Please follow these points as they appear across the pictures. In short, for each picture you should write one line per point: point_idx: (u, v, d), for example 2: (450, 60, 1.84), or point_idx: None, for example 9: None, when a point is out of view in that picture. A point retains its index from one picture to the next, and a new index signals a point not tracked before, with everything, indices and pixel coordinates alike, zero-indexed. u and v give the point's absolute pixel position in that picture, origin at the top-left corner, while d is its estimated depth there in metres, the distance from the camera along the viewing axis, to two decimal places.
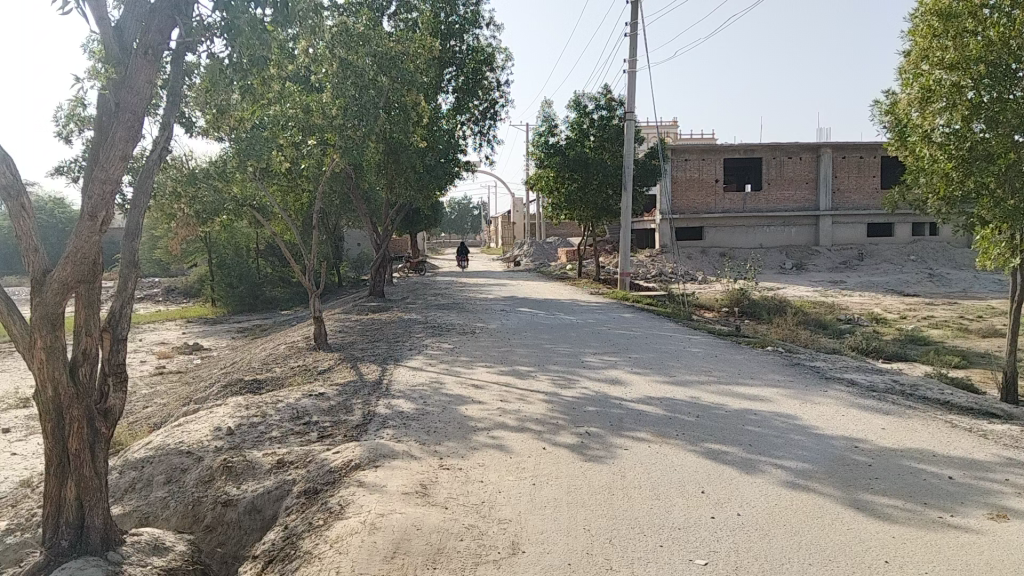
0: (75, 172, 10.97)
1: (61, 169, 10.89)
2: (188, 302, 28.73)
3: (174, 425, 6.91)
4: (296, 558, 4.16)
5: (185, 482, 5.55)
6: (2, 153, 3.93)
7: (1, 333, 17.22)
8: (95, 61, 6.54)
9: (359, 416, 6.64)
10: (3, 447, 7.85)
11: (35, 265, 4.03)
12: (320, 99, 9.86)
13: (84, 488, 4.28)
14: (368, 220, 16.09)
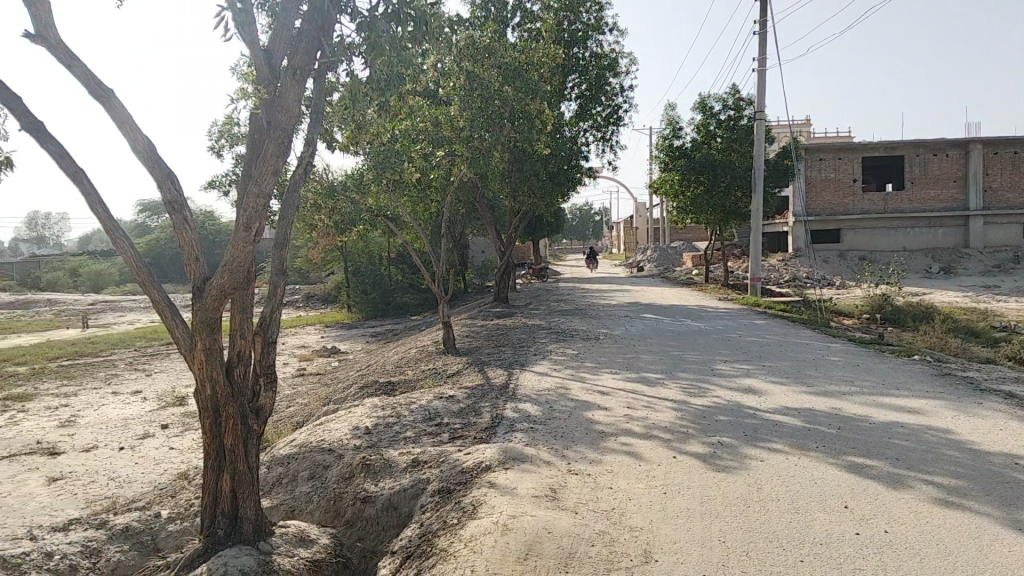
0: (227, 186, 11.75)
1: (214, 183, 11.72)
2: (325, 307, 30.18)
3: (315, 424, 7.27)
4: (432, 555, 4.26)
5: (327, 478, 5.83)
6: (167, 170, 4.27)
7: (162, 336, 18.72)
8: (247, 83, 6.99)
9: (488, 419, 6.74)
10: (163, 441, 8.50)
11: (196, 272, 4.36)
12: (449, 112, 10.16)
13: (238, 481, 4.58)
14: (493, 228, 16.36)
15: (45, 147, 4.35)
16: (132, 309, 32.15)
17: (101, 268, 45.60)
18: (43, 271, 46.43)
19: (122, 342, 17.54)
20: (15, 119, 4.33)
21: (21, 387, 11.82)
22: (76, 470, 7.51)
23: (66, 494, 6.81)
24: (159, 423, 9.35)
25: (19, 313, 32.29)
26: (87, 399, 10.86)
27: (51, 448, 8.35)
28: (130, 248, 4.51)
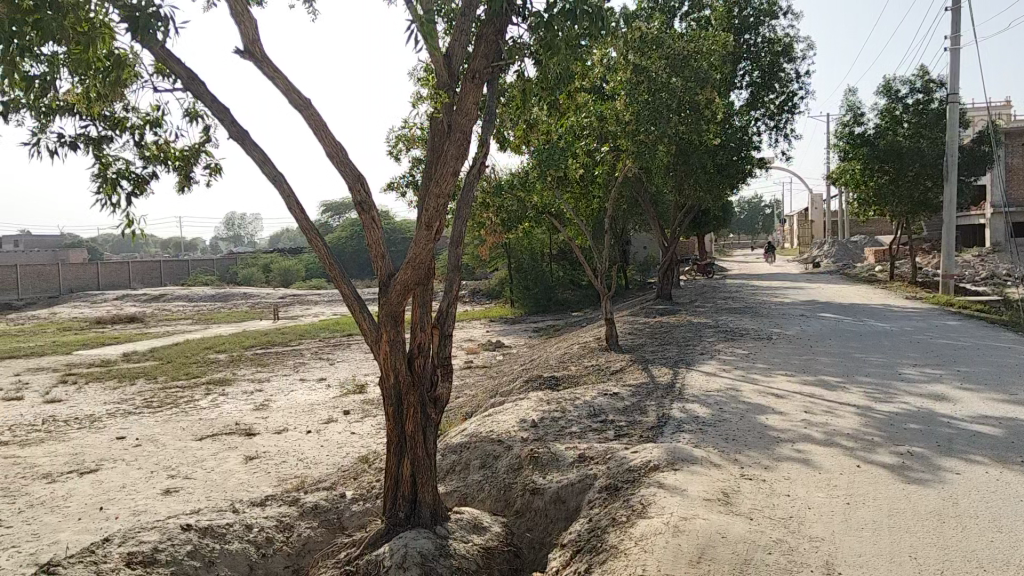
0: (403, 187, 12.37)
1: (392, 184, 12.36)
2: (490, 302, 31.05)
3: (484, 416, 7.50)
4: (603, 551, 4.29)
5: (497, 468, 5.99)
6: (358, 172, 4.57)
7: (343, 327, 20.02)
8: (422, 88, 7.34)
9: (654, 418, 6.68)
10: (345, 426, 9.10)
11: (383, 269, 4.67)
12: (615, 107, 10.18)
13: (417, 467, 4.83)
14: (658, 223, 16.15)
15: (248, 153, 4.79)
16: (315, 301, 34.64)
17: (288, 264, 49.45)
18: (240, 268, 51.08)
19: (307, 333, 18.95)
20: (224, 130, 4.78)
21: (222, 373, 13.06)
22: (269, 450, 8.19)
23: (261, 471, 7.45)
24: (342, 408, 10.02)
25: (220, 305, 35.69)
26: (278, 385, 11.83)
27: (248, 429, 9.17)
28: (322, 247, 4.88)
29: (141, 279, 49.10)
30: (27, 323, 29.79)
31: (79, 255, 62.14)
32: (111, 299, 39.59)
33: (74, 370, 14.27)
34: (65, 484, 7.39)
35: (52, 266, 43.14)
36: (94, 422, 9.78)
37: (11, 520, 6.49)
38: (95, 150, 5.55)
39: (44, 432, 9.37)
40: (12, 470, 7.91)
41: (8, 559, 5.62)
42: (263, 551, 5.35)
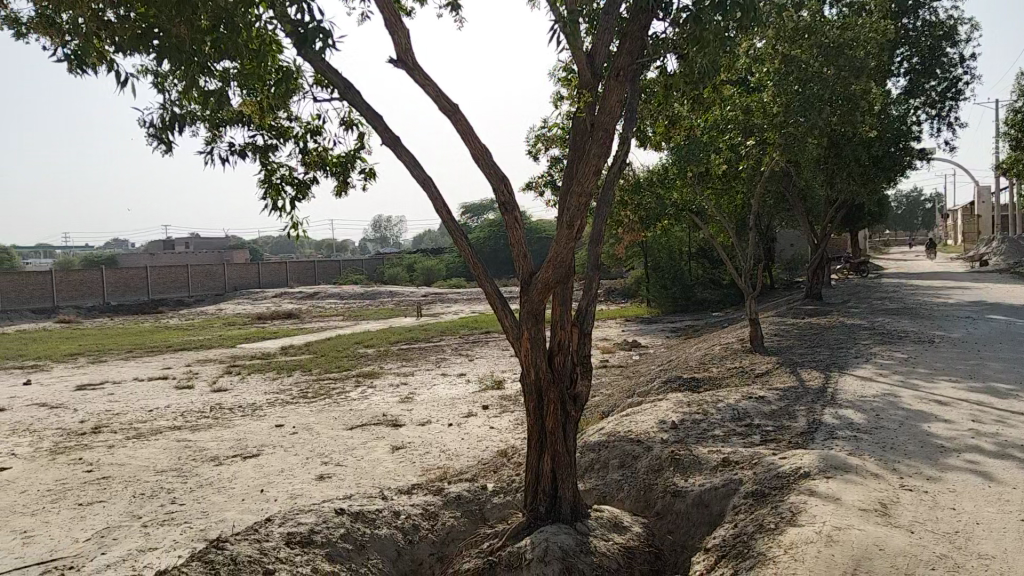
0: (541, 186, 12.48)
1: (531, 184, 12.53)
2: (627, 301, 30.73)
3: (624, 415, 7.46)
4: (750, 557, 4.16)
5: (637, 468, 5.94)
6: (502, 173, 4.66)
7: (481, 325, 20.47)
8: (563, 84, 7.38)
9: (803, 423, 6.41)
10: (485, 420, 9.31)
11: (525, 268, 4.75)
12: (761, 98, 9.89)
13: (557, 463, 4.87)
14: (805, 219, 15.46)
15: (398, 158, 4.99)
16: (456, 299, 35.59)
17: (430, 263, 51.01)
18: (384, 268, 53.27)
19: (448, 330, 19.52)
20: (377, 136, 5.01)
21: (370, 366, 13.70)
22: (414, 441, 8.50)
23: (407, 461, 7.75)
24: (481, 403, 10.25)
25: (368, 303, 37.35)
26: (422, 379, 12.27)
27: (394, 420, 9.56)
28: (466, 245, 5.02)
29: (296, 278, 52.23)
30: (199, 318, 32.40)
31: (242, 255, 66.93)
32: (270, 296, 42.34)
33: (238, 361, 15.41)
34: (231, 467, 7.99)
35: (219, 266, 46.64)
36: (256, 411, 10.51)
37: (185, 497, 7.10)
38: (262, 158, 5.92)
39: (213, 419, 10.18)
40: (185, 452, 8.65)
41: (182, 534, 6.15)
42: (409, 538, 5.57)
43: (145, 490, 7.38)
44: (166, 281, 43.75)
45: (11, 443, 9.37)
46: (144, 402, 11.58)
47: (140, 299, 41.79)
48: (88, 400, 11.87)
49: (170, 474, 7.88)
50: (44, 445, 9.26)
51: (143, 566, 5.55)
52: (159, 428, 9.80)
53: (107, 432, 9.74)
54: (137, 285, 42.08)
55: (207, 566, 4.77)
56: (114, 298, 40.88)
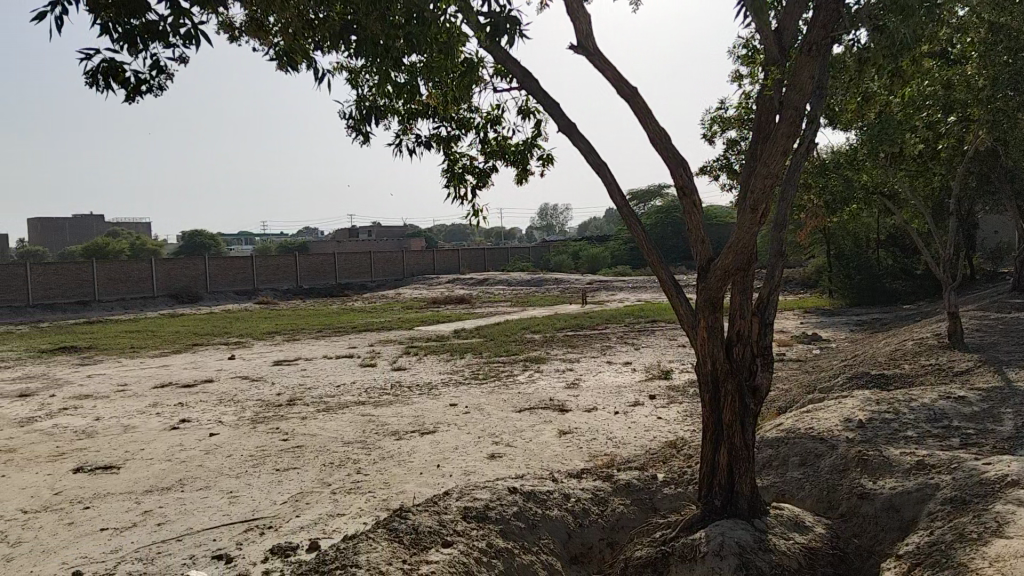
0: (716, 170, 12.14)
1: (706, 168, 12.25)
2: (806, 291, 29.25)
3: (804, 411, 7.14)
4: (949, 568, 3.86)
5: (819, 467, 5.67)
6: (681, 157, 4.58)
7: (649, 314, 20.26)
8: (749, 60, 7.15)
9: (1011, 427, 5.84)
10: (653, 409, 9.23)
11: (703, 255, 4.65)
12: (964, 72, 9.14)
13: (734, 457, 4.73)
14: (1016, 203, 14.00)
15: (575, 146, 5.01)
16: (623, 287, 35.37)
17: (596, 251, 50.97)
18: (550, 255, 53.86)
19: (616, 318, 19.48)
20: (554, 123, 5.07)
21: (538, 351, 13.94)
22: (581, 426, 8.58)
23: (575, 446, 7.82)
24: (649, 392, 10.16)
25: (536, 289, 37.90)
26: (588, 366, 12.33)
27: (562, 405, 9.68)
28: (641, 231, 4.98)
29: (467, 265, 54.00)
30: (379, 301, 34.32)
31: (418, 243, 70.07)
32: (442, 282, 44.07)
33: (415, 342, 16.19)
34: (409, 442, 8.43)
35: (397, 253, 49.10)
36: (432, 390, 11.01)
37: (369, 468, 7.58)
38: (446, 148, 6.12)
39: (393, 396, 10.78)
40: (368, 426, 9.21)
41: (366, 502, 6.58)
42: (580, 521, 5.63)
43: (333, 460, 7.95)
44: (351, 267, 46.66)
45: (219, 411, 10.40)
46: (332, 377, 12.46)
47: (327, 283, 44.88)
48: (284, 375, 12.93)
49: (355, 445, 8.44)
50: (246, 413, 10.21)
51: (332, 529, 5.99)
52: (344, 403, 10.51)
53: (300, 404, 10.58)
54: (325, 270, 45.16)
55: (392, 533, 5.07)
56: (306, 282, 44.17)
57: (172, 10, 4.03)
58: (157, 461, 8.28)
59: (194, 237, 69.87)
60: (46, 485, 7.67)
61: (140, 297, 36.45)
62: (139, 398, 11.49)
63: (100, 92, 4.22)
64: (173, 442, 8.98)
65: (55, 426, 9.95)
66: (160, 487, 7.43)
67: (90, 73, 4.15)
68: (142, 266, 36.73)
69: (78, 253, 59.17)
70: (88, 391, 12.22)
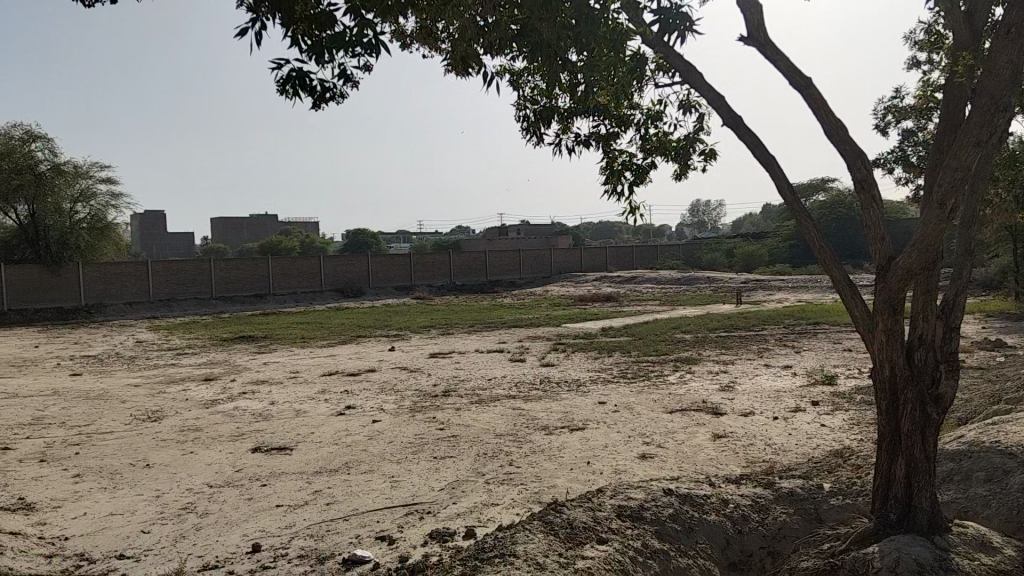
0: (891, 162, 11.40)
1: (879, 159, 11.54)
2: (990, 294, 26.84)
3: (988, 423, 6.56)
4: None
5: (1009, 484, 5.20)
6: (858, 150, 4.36)
7: (809, 315, 19.33)
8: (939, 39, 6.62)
9: None
10: (814, 416, 8.81)
11: (882, 252, 4.39)
12: None
13: (914, 469, 4.44)
14: None
15: (741, 139, 4.87)
16: (781, 287, 33.87)
17: (752, 249, 49.15)
18: (704, 254, 52.70)
19: (774, 319, 18.72)
20: (719, 117, 4.94)
21: (690, 351, 13.66)
22: (737, 431, 8.32)
23: (731, 450, 7.60)
24: (810, 398, 9.70)
25: (687, 288, 37.07)
26: (743, 368, 11.94)
27: (717, 407, 9.44)
28: (811, 227, 4.77)
29: (615, 263, 53.74)
30: (529, 298, 34.75)
31: (566, 241, 70.41)
32: (589, 280, 44.06)
33: (565, 340, 16.31)
34: (560, 437, 8.51)
35: (546, 251, 49.64)
36: (583, 387, 11.05)
37: (521, 461, 7.71)
38: (605, 146, 6.10)
39: (543, 391, 10.91)
40: (520, 420, 9.38)
41: (519, 494, 6.70)
42: (739, 528, 5.47)
43: (486, 451, 8.15)
44: (503, 264, 47.66)
45: (380, 400, 10.93)
46: (484, 371, 12.79)
47: (479, 280, 46.06)
48: (439, 367, 13.39)
49: (507, 438, 8.61)
50: (405, 403, 10.67)
51: (487, 518, 6.14)
52: (497, 396, 10.75)
53: (454, 396, 10.93)
54: (477, 267, 46.34)
55: (548, 526, 5.14)
56: (459, 278, 45.51)
57: (356, 21, 4.28)
58: (325, 444, 8.82)
59: (358, 235, 73.82)
60: (228, 462, 8.37)
61: (310, 291, 39.01)
62: (308, 385, 12.28)
63: (290, 100, 4.50)
64: (340, 427, 9.53)
65: (236, 408, 10.84)
66: (329, 469, 7.91)
67: (283, 83, 4.45)
68: (312, 262, 39.23)
69: (257, 250, 64.03)
70: (264, 377, 13.21)
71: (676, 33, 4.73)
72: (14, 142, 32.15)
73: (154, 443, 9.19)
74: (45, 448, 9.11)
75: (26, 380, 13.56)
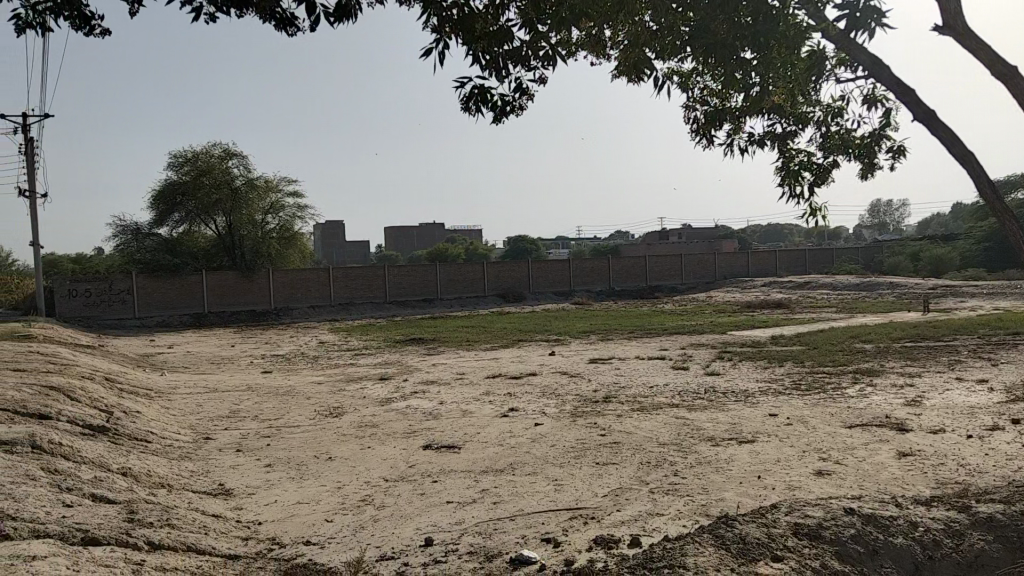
0: None
1: None
2: None
3: None
4: None
5: None
6: None
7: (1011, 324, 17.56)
8: None
9: None
10: (1016, 436, 8.01)
11: None
12: None
13: None
14: None
15: (933, 133, 4.56)
16: (976, 293, 30.92)
17: (940, 252, 45.31)
18: (884, 258, 49.33)
19: (967, 329, 17.15)
20: (908, 110, 4.65)
21: (870, 363, 12.83)
22: (925, 450, 7.72)
23: (917, 470, 7.08)
24: (1010, 416, 8.83)
25: (864, 295, 34.77)
26: (931, 382, 11.05)
27: (900, 424, 8.82)
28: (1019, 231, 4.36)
29: (783, 269, 51.41)
30: (691, 304, 33.92)
31: (730, 246, 68.09)
32: (756, 286, 42.42)
33: (731, 348, 15.81)
34: (728, 449, 8.27)
35: (710, 256, 48.37)
36: (751, 398, 10.69)
37: (687, 471, 7.56)
38: (781, 146, 5.88)
39: (709, 401, 10.64)
40: (684, 429, 9.21)
41: (685, 505, 6.58)
42: (930, 553, 5.09)
43: (650, 459, 8.07)
44: (665, 269, 46.94)
45: (543, 403, 11.11)
46: (646, 378, 12.67)
47: (639, 286, 45.62)
48: (601, 373, 13.40)
49: (672, 447, 8.48)
50: (567, 407, 10.77)
51: (652, 528, 6.08)
52: (659, 404, 10.61)
53: (616, 402, 10.91)
54: (637, 272, 45.91)
55: (718, 540, 5.01)
56: (618, 284, 45.29)
57: (533, 35, 4.49)
58: (491, 444, 9.07)
59: (519, 242, 75.43)
60: (402, 458, 8.81)
61: (474, 296, 40.24)
62: (474, 386, 12.70)
63: (471, 115, 4.72)
64: (505, 429, 9.77)
65: (407, 407, 11.39)
66: (495, 469, 8.14)
67: (465, 99, 4.68)
68: (476, 268, 40.47)
69: (424, 260, 66.80)
70: (433, 378, 13.80)
71: (864, 26, 4.53)
72: (214, 159, 35.47)
73: (336, 438, 9.85)
74: (241, 438, 9.99)
75: (223, 376, 14.94)
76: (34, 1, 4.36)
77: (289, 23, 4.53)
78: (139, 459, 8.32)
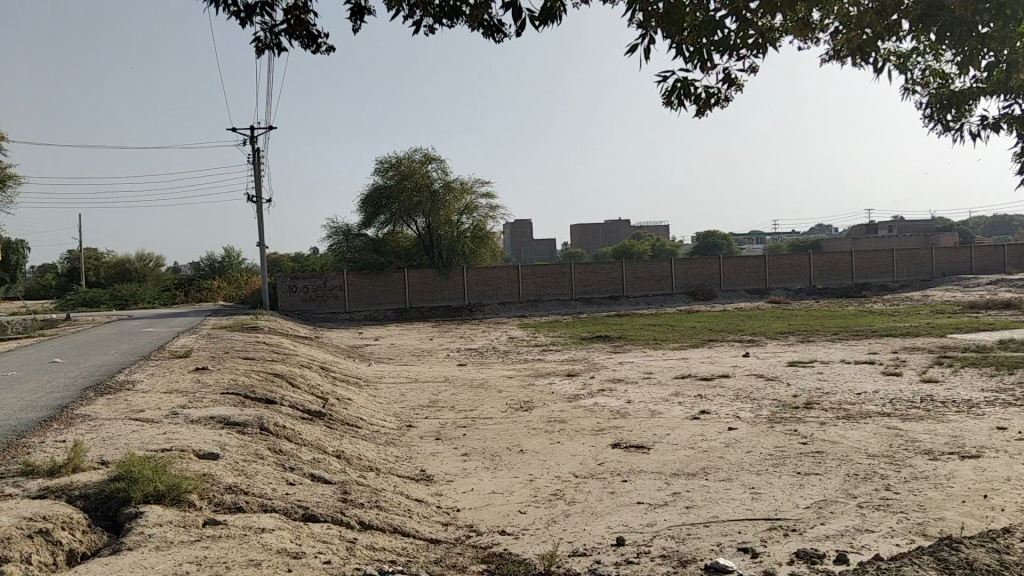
0: None
1: None
2: None
3: None
4: None
5: None
6: None
7: None
8: None
9: None
10: None
11: None
12: None
13: None
14: None
15: None
16: None
17: None
18: None
19: None
20: None
21: None
22: None
23: None
24: None
25: None
26: None
27: None
28: None
29: (1013, 264, 46.08)
30: (902, 303, 31.25)
31: (949, 240, 61.95)
32: (981, 283, 38.27)
33: (951, 352, 14.38)
34: (948, 464, 7.54)
35: (925, 250, 44.24)
36: (974, 408, 9.67)
37: (900, 486, 6.98)
38: (1018, 130, 5.22)
39: (924, 410, 9.76)
40: (897, 441, 8.49)
41: (899, 523, 6.07)
42: None
43: (858, 471, 7.53)
44: (874, 266, 43.50)
45: (737, 406, 10.72)
46: (851, 384, 11.82)
47: (844, 284, 42.65)
48: (800, 376, 12.71)
49: (882, 460, 7.85)
50: (763, 412, 10.31)
51: (861, 545, 5.68)
52: (868, 412, 9.86)
53: (818, 409, 10.29)
54: (841, 269, 42.94)
55: (940, 563, 4.56)
56: (819, 281, 42.59)
57: (740, 24, 4.29)
58: (682, 447, 8.87)
59: (708, 239, 73.47)
60: (591, 455, 8.85)
61: (662, 294, 39.58)
62: (664, 386, 12.50)
63: (674, 109, 4.61)
64: (697, 431, 9.52)
65: (596, 404, 11.43)
66: (687, 472, 7.96)
67: (668, 94, 4.58)
68: (663, 265, 39.77)
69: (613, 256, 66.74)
70: (621, 376, 13.74)
71: None
72: (415, 163, 37.52)
73: (526, 431, 10.08)
74: (439, 427, 10.50)
75: (423, 368, 15.82)
76: (271, 23, 4.73)
77: (496, 30, 4.53)
78: (351, 444, 8.98)
